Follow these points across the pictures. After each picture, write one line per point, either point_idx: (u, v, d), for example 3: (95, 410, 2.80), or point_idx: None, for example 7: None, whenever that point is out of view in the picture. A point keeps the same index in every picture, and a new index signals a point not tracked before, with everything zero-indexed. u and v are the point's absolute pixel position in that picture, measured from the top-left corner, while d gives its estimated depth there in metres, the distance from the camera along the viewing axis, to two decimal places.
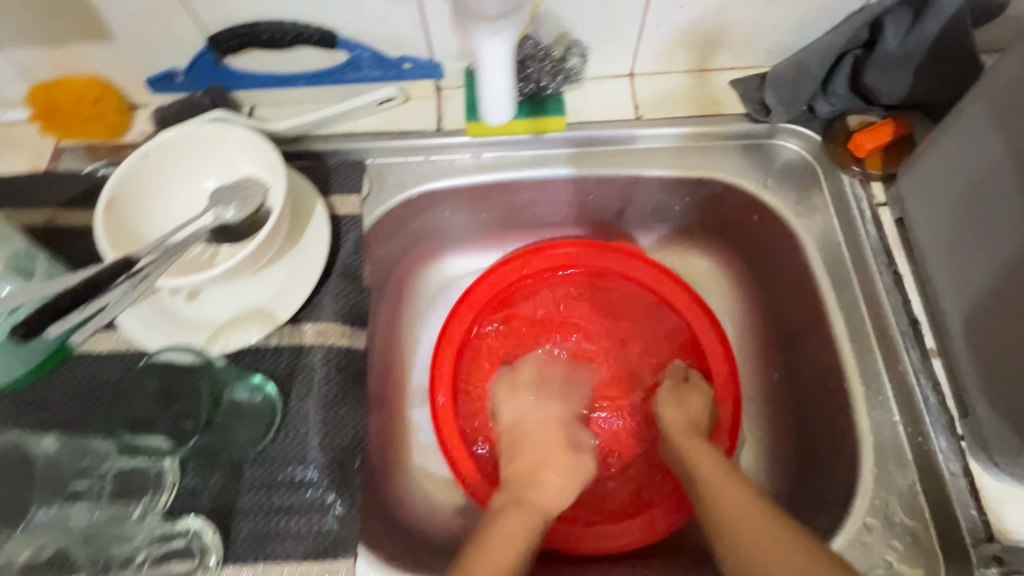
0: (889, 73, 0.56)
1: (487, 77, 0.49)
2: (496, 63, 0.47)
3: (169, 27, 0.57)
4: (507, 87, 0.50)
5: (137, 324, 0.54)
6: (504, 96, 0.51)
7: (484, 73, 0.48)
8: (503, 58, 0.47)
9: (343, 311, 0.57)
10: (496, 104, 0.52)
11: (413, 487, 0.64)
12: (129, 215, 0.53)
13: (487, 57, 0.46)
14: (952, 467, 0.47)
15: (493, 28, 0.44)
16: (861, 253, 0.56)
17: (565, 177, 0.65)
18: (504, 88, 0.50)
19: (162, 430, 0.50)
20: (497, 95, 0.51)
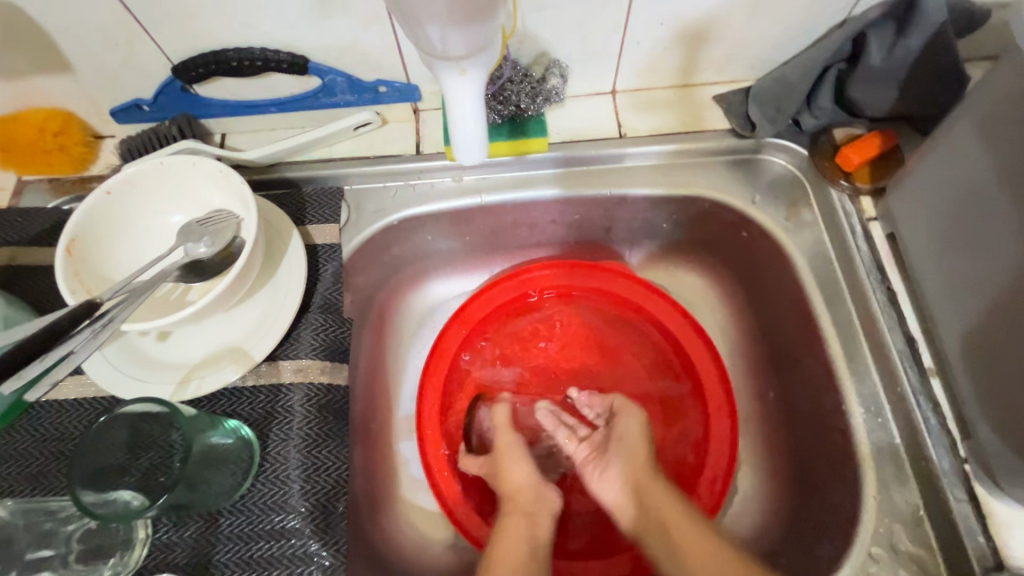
0: (875, 87, 0.55)
1: (456, 117, 0.44)
2: (465, 102, 0.43)
3: (133, 57, 0.55)
4: (479, 128, 0.46)
5: (103, 369, 0.51)
6: (476, 138, 0.46)
7: (453, 113, 0.44)
8: (473, 99, 0.42)
9: (323, 346, 0.55)
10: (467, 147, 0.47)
11: (403, 524, 0.62)
12: (93, 255, 0.50)
13: (455, 97, 0.42)
14: (957, 493, 0.46)
15: (457, 67, 0.39)
16: (853, 269, 0.55)
17: (550, 198, 0.63)
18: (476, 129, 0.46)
19: (132, 484, 0.46)
20: (468, 139, 0.46)
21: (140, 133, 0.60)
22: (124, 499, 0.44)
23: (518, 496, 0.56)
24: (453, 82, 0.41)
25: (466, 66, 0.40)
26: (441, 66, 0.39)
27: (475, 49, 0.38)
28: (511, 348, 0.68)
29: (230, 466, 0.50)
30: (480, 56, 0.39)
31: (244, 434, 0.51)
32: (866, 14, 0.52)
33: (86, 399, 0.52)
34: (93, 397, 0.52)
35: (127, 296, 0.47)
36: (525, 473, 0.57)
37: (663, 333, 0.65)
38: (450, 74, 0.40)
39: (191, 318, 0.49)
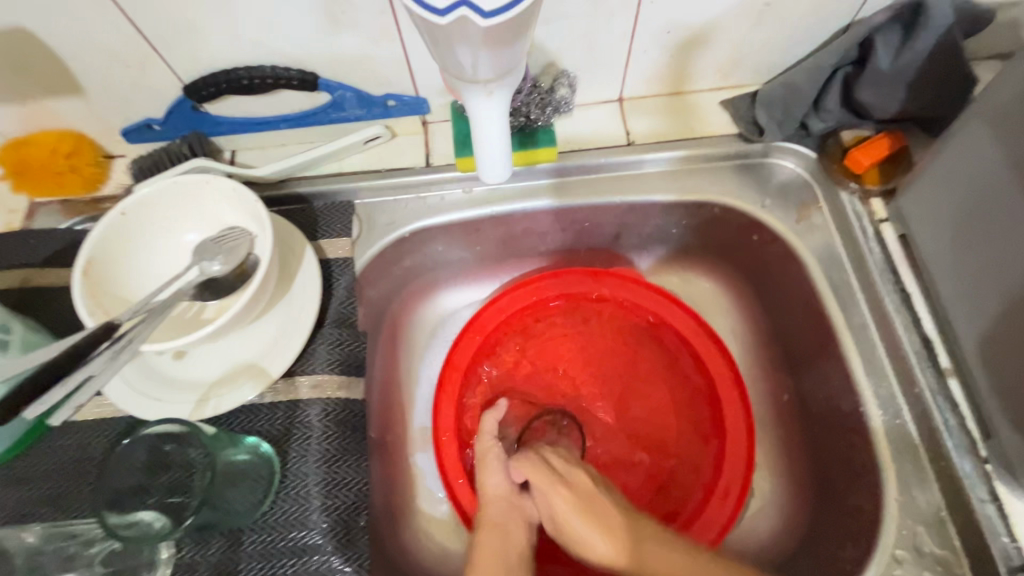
0: (883, 89, 0.55)
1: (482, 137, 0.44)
2: (490, 121, 0.43)
3: (144, 78, 0.55)
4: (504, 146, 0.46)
5: (122, 389, 0.51)
6: (500, 155, 0.46)
7: (478, 132, 0.44)
8: (498, 118, 0.43)
9: (339, 361, 0.55)
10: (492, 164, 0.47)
11: (421, 537, 0.62)
12: (110, 276, 0.51)
13: (479, 116, 0.42)
14: (979, 493, 0.46)
15: (483, 89, 0.40)
16: (867, 271, 0.55)
17: (546, 208, 0.63)
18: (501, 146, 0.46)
19: (152, 505, 0.46)
20: (493, 157, 0.46)
21: (151, 152, 0.61)
22: (145, 521, 0.44)
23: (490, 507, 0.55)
24: (478, 102, 0.41)
25: (491, 87, 0.40)
26: (468, 88, 0.40)
27: (500, 72, 0.39)
28: (523, 357, 0.68)
29: (250, 483, 0.50)
30: (505, 79, 0.39)
31: (263, 451, 0.51)
32: (872, 18, 0.53)
33: (105, 420, 0.52)
34: (112, 418, 0.52)
35: (146, 316, 0.47)
36: (500, 484, 0.56)
37: (675, 339, 0.65)
38: (475, 95, 0.40)
39: (209, 337, 0.49)
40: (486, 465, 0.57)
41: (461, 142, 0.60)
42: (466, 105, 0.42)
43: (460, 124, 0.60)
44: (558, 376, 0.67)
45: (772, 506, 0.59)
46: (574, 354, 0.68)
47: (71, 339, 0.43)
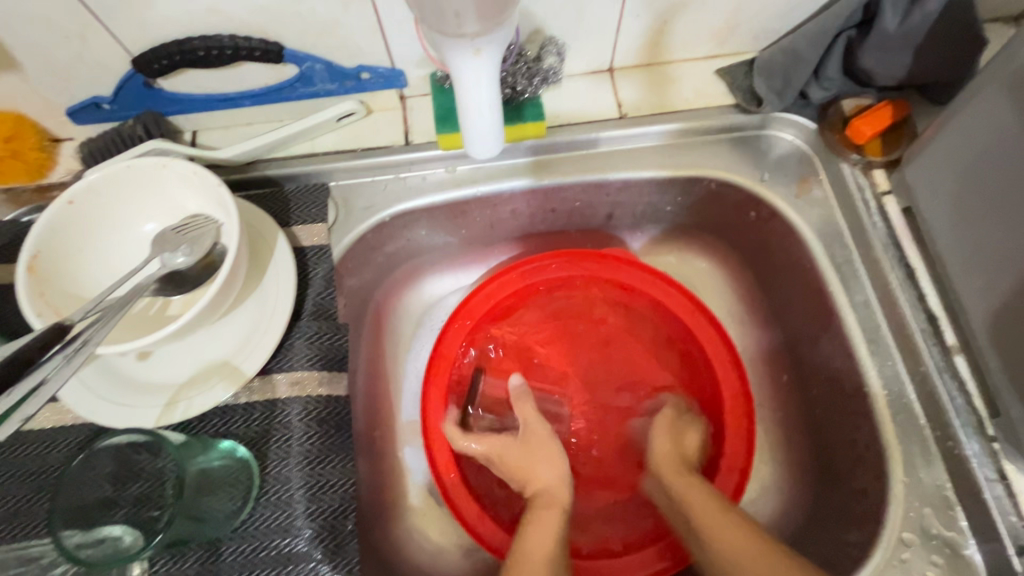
0: (888, 54, 0.52)
1: (469, 107, 0.40)
2: (477, 87, 0.39)
3: (86, 50, 0.50)
4: (494, 117, 0.41)
5: (78, 396, 0.46)
6: (491, 131, 0.42)
7: (465, 102, 0.40)
8: (486, 82, 0.39)
9: (319, 355, 0.52)
10: (483, 141, 0.43)
11: (414, 534, 0.59)
12: (60, 272, 0.46)
13: (468, 80, 0.38)
14: (987, 472, 0.45)
15: (471, 46, 0.36)
16: (870, 246, 0.53)
17: (523, 188, 0.60)
18: (489, 118, 0.41)
19: (120, 517, 0.43)
20: (483, 132, 0.42)
21: (102, 134, 0.55)
22: (114, 538, 0.41)
23: (546, 492, 0.54)
24: (463, 63, 0.37)
25: (480, 46, 0.37)
26: (453, 46, 0.36)
27: (489, 25, 0.36)
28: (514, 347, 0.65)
29: (227, 489, 0.47)
30: (493, 32, 0.36)
31: (240, 455, 0.48)
32: None
33: (67, 428, 0.48)
34: (74, 425, 0.48)
35: (100, 315, 0.43)
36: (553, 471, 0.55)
37: (672, 323, 0.62)
38: (463, 55, 0.37)
39: (173, 336, 0.45)
40: (537, 454, 0.56)
41: (444, 117, 0.56)
42: (452, 71, 0.38)
43: (440, 98, 0.56)
44: (549, 363, 0.65)
45: (772, 489, 0.58)
46: (565, 340, 0.66)
47: (17, 343, 0.38)
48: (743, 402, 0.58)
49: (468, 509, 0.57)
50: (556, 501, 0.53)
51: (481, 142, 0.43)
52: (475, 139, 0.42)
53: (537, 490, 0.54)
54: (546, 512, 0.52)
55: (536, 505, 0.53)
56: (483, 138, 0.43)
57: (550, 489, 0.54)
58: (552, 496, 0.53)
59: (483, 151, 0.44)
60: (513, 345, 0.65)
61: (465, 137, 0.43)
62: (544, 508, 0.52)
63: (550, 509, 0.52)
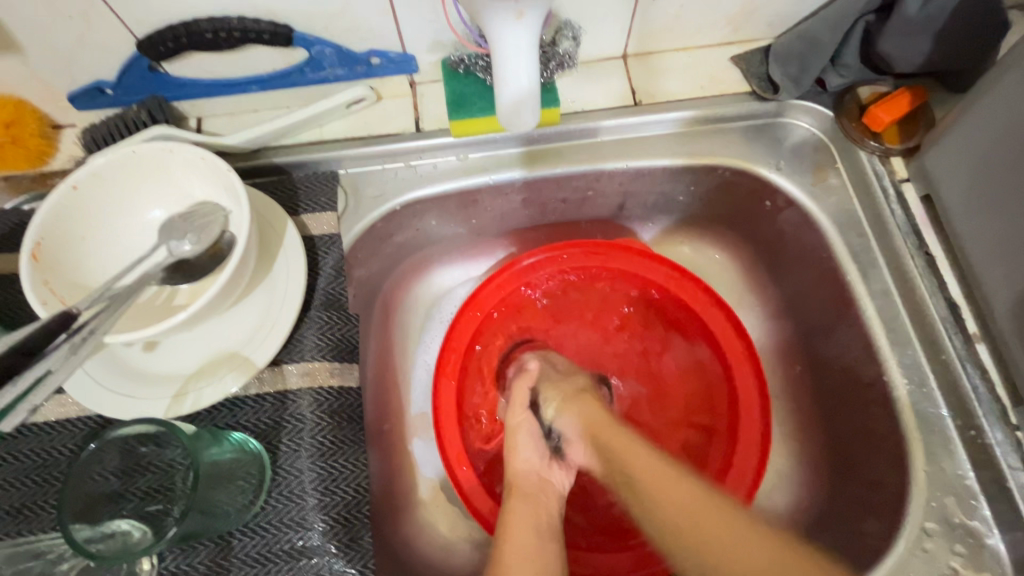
0: (908, 40, 0.51)
1: (508, 76, 0.43)
2: (518, 55, 0.42)
3: (90, 32, 0.48)
4: (531, 87, 0.44)
5: (86, 385, 0.46)
6: (527, 101, 0.45)
7: (504, 70, 0.43)
8: (527, 49, 0.42)
9: (330, 346, 0.51)
10: (519, 112, 0.46)
11: (425, 528, 0.58)
12: (63, 260, 0.45)
13: (510, 47, 0.42)
14: (1011, 461, 0.45)
15: (515, 9, 0.39)
16: (889, 235, 0.53)
17: (514, 180, 0.59)
18: (527, 89, 0.44)
19: (128, 513, 0.42)
20: (518, 102, 0.45)
21: (105, 119, 0.54)
22: (123, 532, 0.40)
23: (517, 481, 0.51)
24: (507, 29, 0.40)
25: (523, 8, 0.39)
26: (498, 10, 0.39)
27: None
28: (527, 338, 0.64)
29: (238, 482, 0.46)
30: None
31: (251, 447, 0.47)
32: None
33: (71, 420, 0.47)
34: (78, 417, 0.47)
35: (107, 303, 0.41)
36: (526, 458, 0.52)
37: (686, 316, 0.62)
38: (505, 22, 0.40)
39: (183, 325, 0.43)
40: (514, 442, 0.53)
41: (455, 102, 0.55)
42: (495, 37, 0.41)
43: (453, 83, 0.55)
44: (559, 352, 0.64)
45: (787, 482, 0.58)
46: (575, 329, 0.65)
47: (19, 331, 0.36)
48: (757, 394, 0.57)
49: (480, 500, 0.56)
50: (537, 491, 0.50)
51: (516, 110, 0.46)
52: (511, 109, 0.46)
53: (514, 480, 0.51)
54: (523, 504, 0.48)
55: (512, 495, 0.50)
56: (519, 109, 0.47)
57: (527, 477, 0.51)
58: (532, 485, 0.50)
59: (519, 121, 0.47)
60: (522, 334, 0.64)
61: (500, 108, 0.46)
62: (521, 500, 0.49)
63: (527, 501, 0.49)
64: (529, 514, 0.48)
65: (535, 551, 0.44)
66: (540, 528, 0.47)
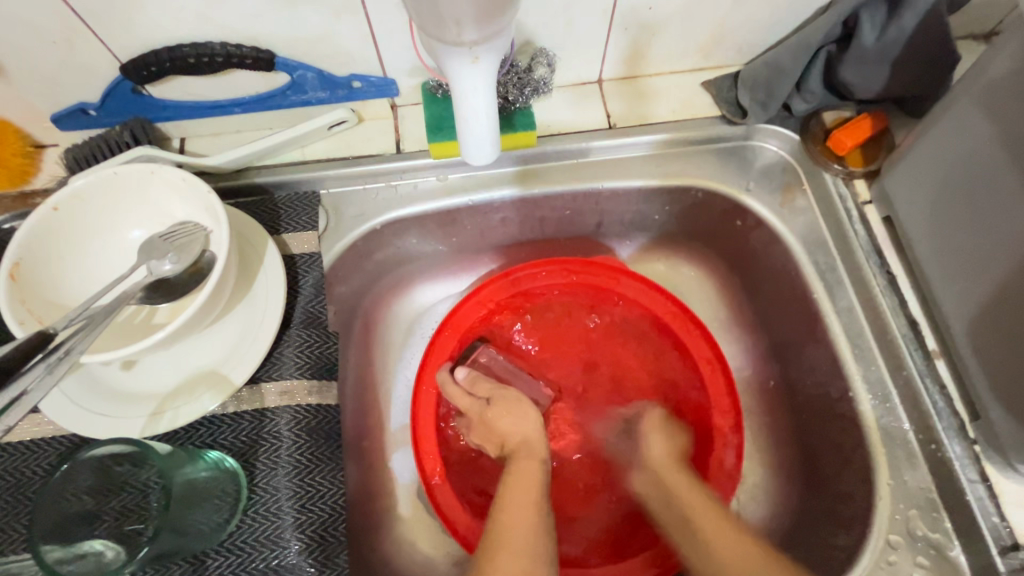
0: (866, 68, 0.54)
1: (466, 111, 0.43)
2: (476, 95, 0.42)
3: (73, 55, 0.49)
4: (491, 124, 0.44)
5: (62, 406, 0.46)
6: (489, 137, 0.45)
7: (464, 106, 0.42)
8: (484, 87, 0.41)
9: (308, 364, 0.51)
10: (479, 144, 0.46)
11: (404, 545, 0.58)
12: (41, 280, 0.45)
13: (467, 86, 0.41)
14: (969, 474, 0.46)
15: (470, 53, 0.38)
16: (853, 254, 0.55)
17: (510, 198, 0.60)
18: (488, 123, 0.44)
19: (102, 532, 0.42)
20: (481, 136, 0.45)
21: (87, 140, 0.54)
22: (96, 553, 0.40)
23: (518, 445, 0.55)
24: (464, 72, 0.40)
25: (478, 53, 0.39)
26: (453, 53, 0.38)
27: (486, 34, 0.38)
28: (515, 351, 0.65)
29: (214, 501, 0.46)
30: (491, 41, 0.38)
31: (228, 465, 0.47)
32: None
33: (47, 440, 0.47)
34: (54, 437, 0.47)
35: (85, 323, 0.42)
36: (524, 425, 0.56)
37: (666, 334, 0.63)
38: (461, 63, 0.39)
39: (161, 344, 0.44)
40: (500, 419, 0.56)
41: (435, 126, 0.56)
42: (453, 77, 0.40)
43: (432, 107, 0.57)
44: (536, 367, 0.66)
45: (761, 494, 0.59)
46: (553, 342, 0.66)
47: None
48: (732, 420, 0.58)
49: (449, 503, 0.56)
50: (533, 454, 0.54)
51: (478, 145, 0.46)
52: (470, 139, 0.45)
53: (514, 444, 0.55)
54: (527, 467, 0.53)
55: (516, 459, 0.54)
56: (479, 139, 0.46)
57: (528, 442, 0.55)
58: (530, 449, 0.54)
59: (480, 155, 0.47)
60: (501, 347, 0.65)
61: (461, 139, 0.46)
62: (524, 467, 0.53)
63: (529, 467, 0.53)
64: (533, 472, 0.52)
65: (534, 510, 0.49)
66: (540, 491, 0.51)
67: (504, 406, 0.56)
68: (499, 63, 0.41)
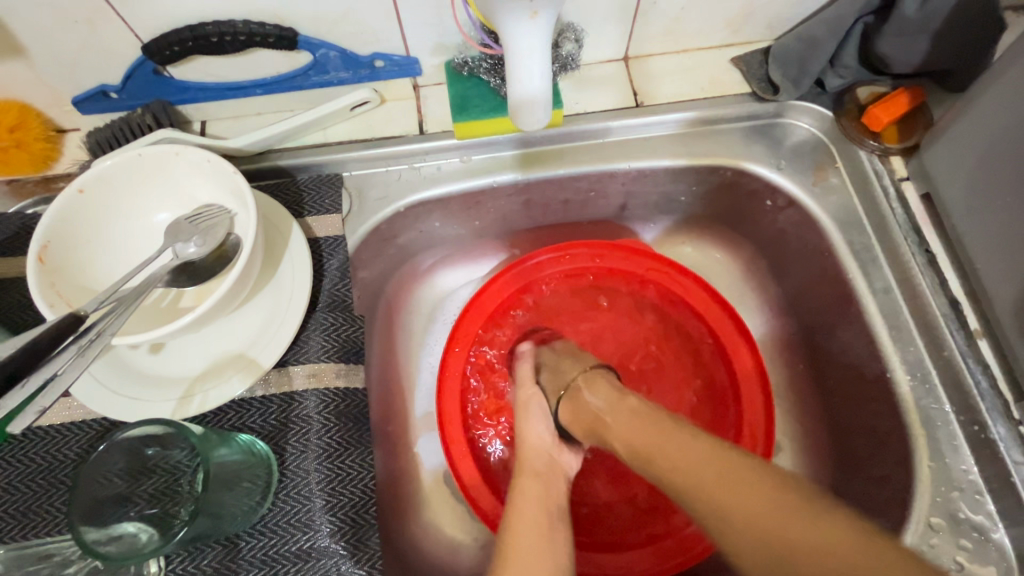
0: (906, 41, 0.52)
1: (521, 74, 0.45)
2: (531, 52, 0.43)
3: (96, 36, 0.49)
4: (543, 85, 0.46)
5: (92, 388, 0.45)
6: (540, 95, 0.47)
7: (517, 66, 0.44)
8: (540, 47, 0.43)
9: (335, 348, 0.51)
10: (532, 108, 0.48)
11: (431, 529, 0.58)
12: (69, 263, 0.45)
13: (523, 45, 0.43)
14: (1014, 455, 0.45)
15: (529, 9, 0.40)
16: (889, 232, 0.53)
17: (509, 183, 0.59)
18: (539, 82, 0.46)
19: (135, 515, 0.42)
20: (533, 96, 0.46)
21: (110, 124, 0.54)
22: (131, 534, 0.40)
23: (528, 456, 0.49)
24: (520, 27, 0.41)
25: (537, 7, 0.40)
26: (512, 10, 0.40)
27: None
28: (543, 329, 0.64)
29: (246, 484, 0.45)
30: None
31: (258, 449, 0.47)
32: None
33: (77, 424, 0.47)
34: (84, 419, 0.47)
35: (115, 305, 0.41)
36: (541, 434, 0.50)
37: (693, 320, 0.62)
38: (520, 21, 0.41)
39: (191, 326, 0.44)
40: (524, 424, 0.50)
41: (460, 105, 0.55)
42: (509, 37, 0.42)
43: (458, 86, 0.56)
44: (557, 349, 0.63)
45: (792, 479, 0.58)
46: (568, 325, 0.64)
47: (28, 333, 0.36)
48: (762, 414, 0.57)
49: (479, 490, 0.56)
50: (539, 464, 0.48)
51: (529, 107, 0.47)
52: (524, 106, 0.47)
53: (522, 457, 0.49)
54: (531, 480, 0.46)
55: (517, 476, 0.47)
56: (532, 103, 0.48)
57: (532, 454, 0.49)
58: (532, 465, 0.48)
59: (531, 116, 0.49)
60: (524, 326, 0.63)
61: (514, 105, 0.47)
62: (528, 481, 0.46)
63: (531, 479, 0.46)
64: (539, 490, 0.45)
65: (544, 527, 0.42)
66: (548, 508, 0.44)
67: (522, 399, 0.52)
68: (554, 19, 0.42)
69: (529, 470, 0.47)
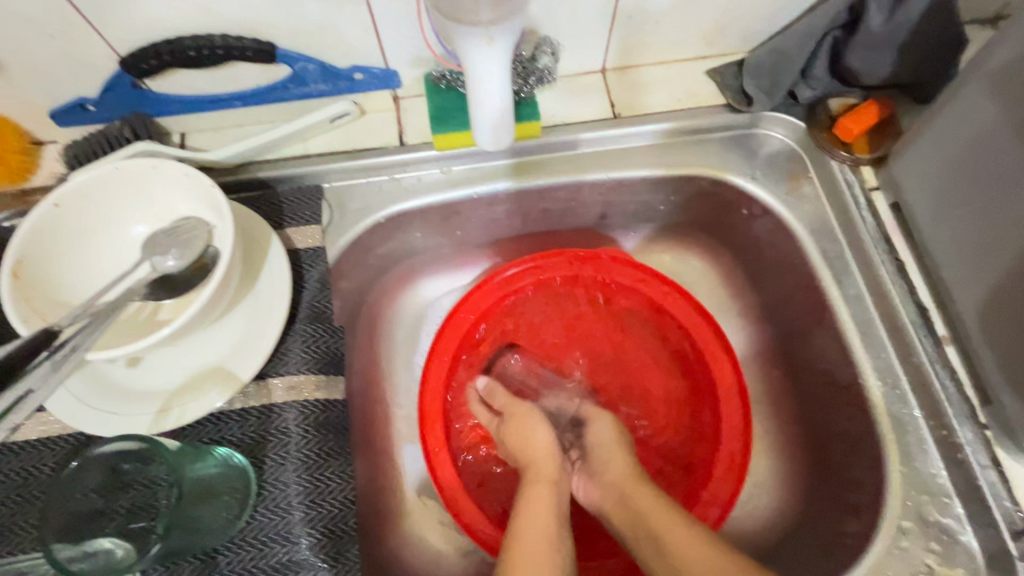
0: (873, 53, 0.53)
1: (480, 94, 0.45)
2: (489, 74, 0.44)
3: (71, 50, 0.49)
4: (504, 103, 0.46)
5: (69, 404, 0.45)
6: (499, 118, 0.48)
7: (478, 89, 0.45)
8: (499, 71, 0.43)
9: (315, 359, 0.51)
10: (493, 127, 0.48)
11: (413, 540, 0.58)
12: (45, 277, 0.45)
13: (481, 67, 0.43)
14: (981, 459, 0.47)
15: (483, 35, 0.41)
16: (860, 239, 0.54)
17: (505, 190, 0.60)
18: (500, 104, 0.46)
19: (111, 530, 0.40)
20: (490, 117, 0.47)
21: (87, 136, 0.54)
22: (105, 551, 0.39)
23: (538, 462, 0.53)
24: (478, 53, 0.42)
25: (492, 34, 0.41)
26: (469, 36, 0.41)
27: (499, 16, 0.40)
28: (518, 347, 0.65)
29: (223, 497, 0.46)
30: (506, 24, 0.40)
31: (236, 461, 0.47)
32: None
33: (53, 439, 0.47)
34: (61, 435, 0.47)
35: (90, 319, 0.41)
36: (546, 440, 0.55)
37: (674, 325, 0.62)
38: (476, 46, 0.42)
39: (169, 338, 0.43)
40: (527, 430, 0.55)
41: (439, 117, 0.56)
42: (467, 60, 0.43)
43: (436, 98, 0.57)
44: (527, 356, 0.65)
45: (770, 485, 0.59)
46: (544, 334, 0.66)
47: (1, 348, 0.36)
48: (740, 420, 0.57)
49: (459, 500, 0.56)
50: (548, 473, 0.52)
51: (494, 128, 0.48)
52: (489, 124, 0.48)
53: (529, 464, 0.53)
54: (540, 487, 0.51)
55: (526, 481, 0.52)
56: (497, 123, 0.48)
57: (539, 462, 0.53)
58: (539, 470, 0.53)
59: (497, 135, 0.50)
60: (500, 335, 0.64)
61: (475, 122, 0.48)
62: (535, 486, 0.51)
63: (541, 488, 0.51)
64: (543, 494, 0.51)
65: (547, 529, 0.47)
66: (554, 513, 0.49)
67: (518, 418, 0.56)
68: (514, 43, 0.43)
69: (543, 477, 0.52)
